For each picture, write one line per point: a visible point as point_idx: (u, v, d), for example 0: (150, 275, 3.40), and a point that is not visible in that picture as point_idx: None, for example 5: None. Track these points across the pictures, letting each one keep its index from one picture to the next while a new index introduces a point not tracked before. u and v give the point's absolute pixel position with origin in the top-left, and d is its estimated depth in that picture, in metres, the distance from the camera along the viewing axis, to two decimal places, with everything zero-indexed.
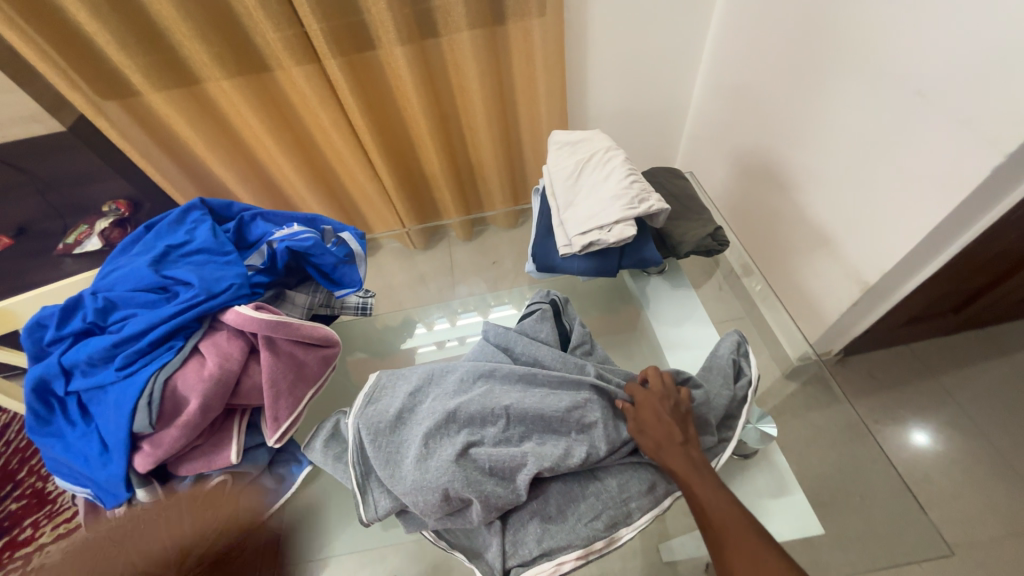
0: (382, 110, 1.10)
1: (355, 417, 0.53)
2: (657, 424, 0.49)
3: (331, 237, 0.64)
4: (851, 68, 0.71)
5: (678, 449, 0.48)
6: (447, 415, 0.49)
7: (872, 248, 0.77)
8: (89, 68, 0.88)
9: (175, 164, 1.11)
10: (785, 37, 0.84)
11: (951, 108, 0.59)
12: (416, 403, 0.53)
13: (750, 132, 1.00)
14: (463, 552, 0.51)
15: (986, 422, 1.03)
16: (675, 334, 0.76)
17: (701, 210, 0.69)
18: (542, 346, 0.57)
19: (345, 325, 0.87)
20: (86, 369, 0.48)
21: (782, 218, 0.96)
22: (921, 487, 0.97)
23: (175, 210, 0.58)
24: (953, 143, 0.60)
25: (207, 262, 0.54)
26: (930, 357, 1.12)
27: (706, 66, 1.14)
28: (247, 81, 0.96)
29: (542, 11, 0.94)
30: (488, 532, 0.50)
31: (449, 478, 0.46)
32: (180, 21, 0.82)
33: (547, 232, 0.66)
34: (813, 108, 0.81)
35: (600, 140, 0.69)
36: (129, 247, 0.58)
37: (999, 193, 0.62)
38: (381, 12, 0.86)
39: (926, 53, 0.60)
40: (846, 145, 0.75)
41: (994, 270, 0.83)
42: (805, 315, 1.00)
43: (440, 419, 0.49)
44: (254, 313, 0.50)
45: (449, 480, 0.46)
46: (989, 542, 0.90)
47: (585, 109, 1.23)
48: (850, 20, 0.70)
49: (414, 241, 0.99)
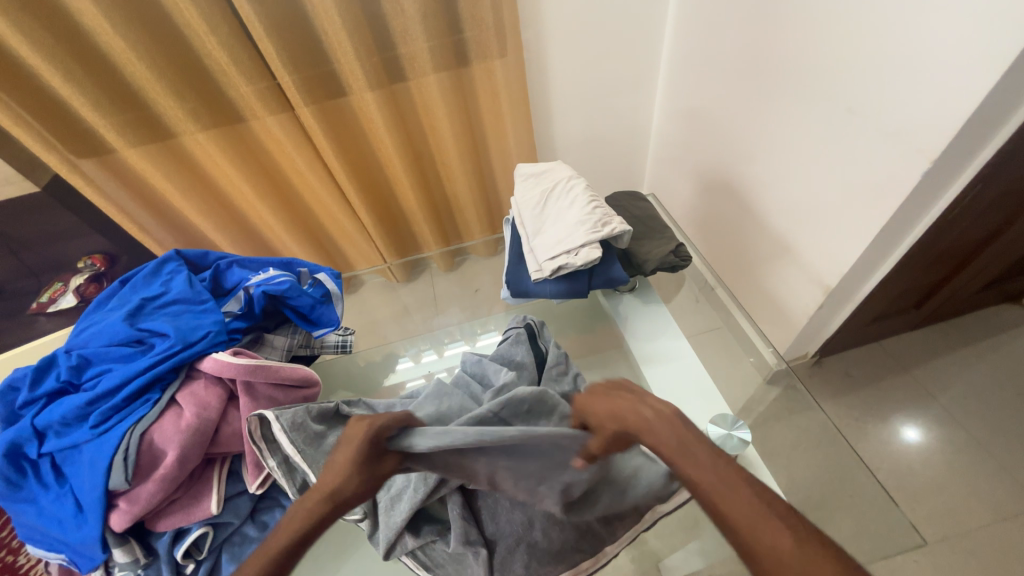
0: (357, 152, 1.14)
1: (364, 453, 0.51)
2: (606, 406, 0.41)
3: (308, 278, 0.66)
4: (788, 89, 0.77)
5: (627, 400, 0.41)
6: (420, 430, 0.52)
7: (828, 254, 0.81)
8: (63, 130, 0.90)
9: (152, 215, 1.11)
10: (729, 64, 0.91)
11: (881, 122, 0.64)
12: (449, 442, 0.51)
13: (707, 152, 1.06)
14: None
15: (963, 412, 1.06)
16: (650, 348, 0.80)
17: (663, 228, 0.73)
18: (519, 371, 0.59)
19: (328, 364, 0.87)
20: (60, 430, 0.48)
21: (745, 230, 1.01)
22: (908, 482, 0.99)
23: (151, 263, 0.59)
24: (886, 153, 0.65)
25: (184, 312, 0.54)
26: (902, 352, 1.16)
27: (661, 94, 1.21)
28: (223, 133, 0.99)
29: (503, 53, 1.00)
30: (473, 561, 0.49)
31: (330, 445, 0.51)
32: (155, 80, 0.85)
33: (518, 259, 0.68)
34: (760, 128, 0.87)
35: (561, 170, 0.73)
36: (104, 303, 0.58)
37: (933, 194, 0.67)
38: (350, 61, 0.91)
39: (853, 74, 0.65)
40: (794, 160, 0.81)
41: (944, 265, 0.88)
42: (777, 321, 1.03)
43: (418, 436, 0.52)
44: (232, 358, 0.51)
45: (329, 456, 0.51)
46: (980, 531, 0.91)
47: (553, 139, 1.29)
48: (783, 48, 0.76)
49: (395, 275, 1.00)
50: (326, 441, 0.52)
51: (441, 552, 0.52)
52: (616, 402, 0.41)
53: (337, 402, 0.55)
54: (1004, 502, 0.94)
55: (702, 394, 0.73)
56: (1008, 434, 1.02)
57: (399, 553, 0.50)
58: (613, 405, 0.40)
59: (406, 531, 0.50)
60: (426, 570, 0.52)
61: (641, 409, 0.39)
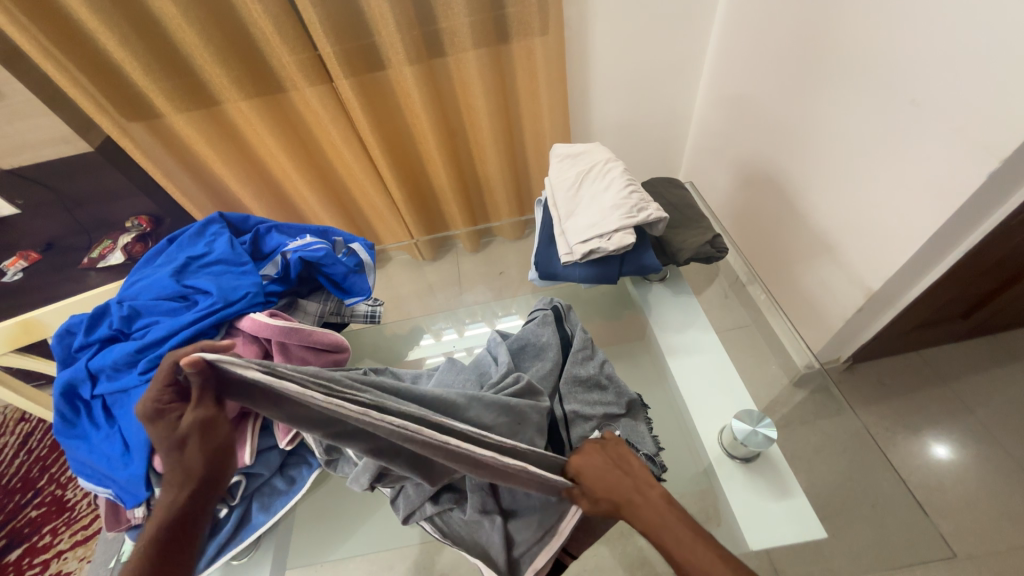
0: (392, 126, 1.14)
1: None
2: (588, 486, 0.44)
3: (342, 247, 0.67)
4: (845, 77, 0.73)
5: (611, 481, 0.45)
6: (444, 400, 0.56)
7: (873, 255, 0.77)
8: (116, 93, 0.94)
9: (194, 180, 1.15)
10: (783, 47, 0.86)
11: (944, 117, 0.60)
12: None
13: (751, 141, 1.02)
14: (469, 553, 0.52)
15: (1002, 430, 1.01)
16: (676, 339, 0.77)
17: (700, 218, 0.71)
18: (540, 355, 0.61)
19: (354, 333, 0.89)
20: (111, 374, 0.51)
21: (785, 225, 0.97)
22: (935, 497, 0.95)
23: (196, 224, 0.61)
24: (948, 150, 0.61)
25: (225, 272, 0.56)
26: (941, 364, 1.10)
27: (705, 79, 1.16)
28: (264, 102, 1.01)
29: (544, 30, 0.97)
30: (491, 528, 0.51)
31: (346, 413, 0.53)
32: (201, 46, 0.87)
33: (549, 241, 0.68)
34: (810, 119, 0.82)
35: (598, 153, 0.71)
36: (152, 259, 0.61)
37: (997, 196, 0.63)
38: (390, 34, 0.90)
39: (917, 62, 0.61)
40: (844, 152, 0.76)
41: (1000, 274, 0.83)
42: (810, 321, 0.99)
43: None
44: (269, 319, 0.53)
45: None
46: (1009, 553, 0.88)
47: (588, 121, 1.26)
48: (843, 33, 0.72)
49: (422, 253, 1.02)
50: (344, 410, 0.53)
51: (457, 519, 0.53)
52: (609, 491, 0.44)
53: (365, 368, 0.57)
54: None
55: (726, 385, 0.70)
56: None
57: (419, 519, 0.52)
58: (613, 489, 0.44)
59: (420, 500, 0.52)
60: (445, 539, 0.53)
61: (633, 492, 0.44)
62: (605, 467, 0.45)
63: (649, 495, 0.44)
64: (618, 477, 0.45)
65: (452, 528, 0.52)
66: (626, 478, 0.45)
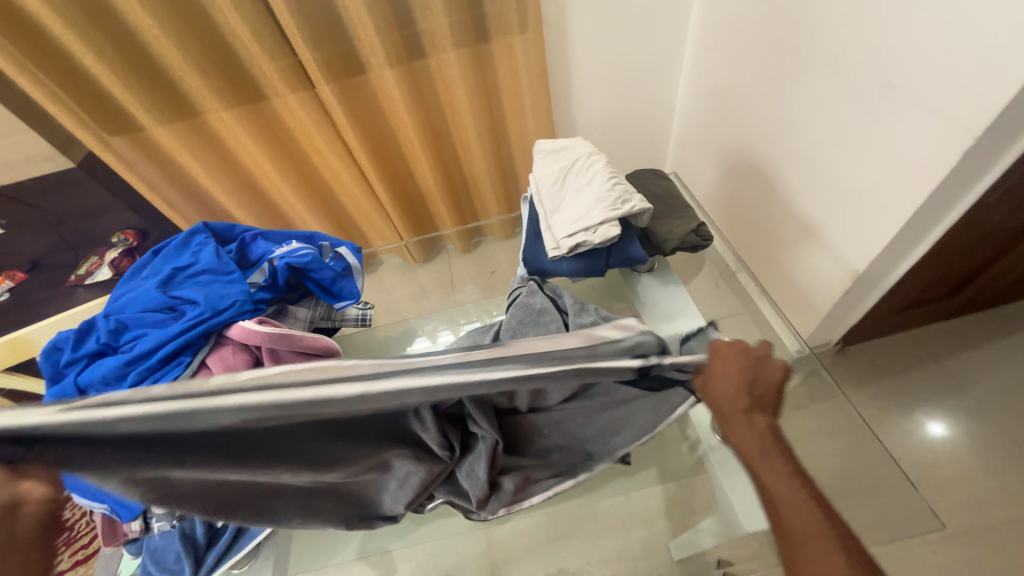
0: (377, 129, 1.14)
1: None
2: (717, 385, 0.47)
3: (329, 252, 0.67)
4: (821, 62, 0.74)
5: (740, 402, 0.46)
6: None
7: (857, 237, 0.78)
8: (97, 108, 0.93)
9: (180, 193, 1.14)
10: (760, 36, 0.87)
11: (919, 98, 0.61)
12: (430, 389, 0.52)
13: (734, 131, 1.02)
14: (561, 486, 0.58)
15: (993, 405, 1.03)
16: (666, 328, 0.78)
17: (684, 207, 0.72)
18: (534, 325, 0.62)
19: (347, 338, 0.89)
20: (100, 388, 0.50)
21: (771, 212, 0.98)
22: (930, 473, 0.97)
23: (181, 234, 0.61)
24: (924, 130, 0.62)
25: (212, 281, 0.56)
26: (931, 342, 1.12)
27: (687, 71, 1.17)
28: (246, 110, 1.00)
29: (524, 28, 0.98)
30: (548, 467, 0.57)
31: None
32: (180, 57, 0.86)
33: (536, 237, 0.68)
34: (790, 105, 0.83)
35: (580, 147, 0.72)
36: (138, 272, 0.61)
37: (974, 174, 0.64)
38: (370, 37, 0.90)
39: (890, 45, 0.62)
40: (824, 136, 0.77)
41: (982, 251, 0.85)
42: (800, 306, 1.00)
43: None
44: (258, 326, 0.53)
45: None
46: (1004, 525, 0.89)
47: (573, 117, 1.27)
48: (817, 19, 0.73)
49: (413, 255, 1.03)
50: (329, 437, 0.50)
51: (550, 485, 0.57)
52: (734, 405, 0.46)
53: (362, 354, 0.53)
54: None
55: None
56: None
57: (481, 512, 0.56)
58: (734, 404, 0.46)
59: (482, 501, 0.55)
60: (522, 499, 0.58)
61: (751, 423, 0.46)
62: (739, 388, 0.46)
63: (761, 427, 0.46)
64: (747, 402, 0.46)
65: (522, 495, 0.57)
66: (749, 406, 0.46)
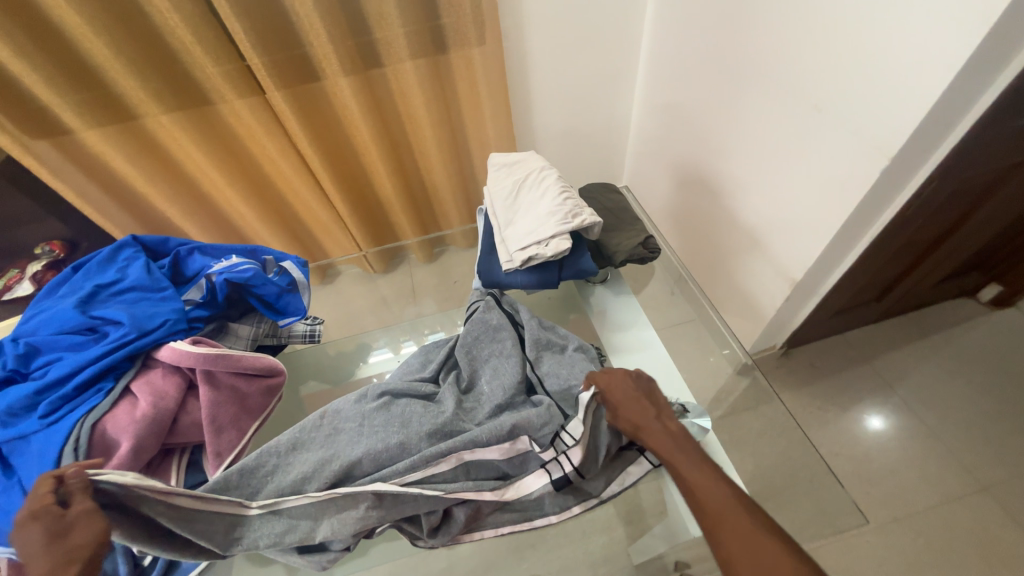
0: (332, 137, 1.11)
1: (315, 453, 0.51)
2: (615, 397, 0.51)
3: (273, 266, 0.64)
4: (756, 85, 0.79)
5: (643, 405, 0.50)
6: (388, 403, 0.55)
7: (795, 248, 0.83)
8: (15, 110, 0.86)
9: (115, 200, 1.07)
10: (704, 56, 0.91)
11: (842, 120, 0.66)
12: (379, 433, 0.52)
13: (683, 145, 1.07)
14: (518, 518, 0.55)
15: (918, 401, 1.11)
16: (619, 339, 0.80)
17: (634, 220, 0.74)
18: (488, 344, 0.62)
19: (296, 355, 0.85)
20: (6, 420, 0.46)
21: (718, 224, 1.02)
22: (865, 467, 1.03)
23: (106, 249, 0.57)
24: (848, 149, 0.67)
25: (141, 300, 0.53)
26: (864, 344, 1.20)
27: (639, 88, 1.22)
28: (189, 115, 0.95)
29: (481, 41, 0.98)
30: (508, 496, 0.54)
31: (273, 471, 0.50)
32: (113, 57, 0.81)
33: (490, 250, 0.68)
34: (732, 123, 0.88)
35: (534, 161, 0.73)
36: (55, 289, 0.56)
37: (893, 189, 0.70)
38: (323, 45, 0.88)
39: (817, 69, 0.67)
40: (762, 153, 0.82)
41: (904, 259, 0.92)
42: (746, 313, 1.05)
43: (384, 404, 0.55)
44: (190, 347, 0.50)
45: (290, 471, 0.50)
46: (929, 513, 0.96)
47: (532, 129, 1.28)
48: (754, 43, 0.77)
49: (373, 265, 1.01)
50: (292, 473, 0.49)
51: (507, 523, 0.55)
52: (639, 401, 0.50)
53: (315, 414, 0.56)
54: (952, 486, 0.99)
55: (667, 381, 0.73)
56: (958, 421, 1.08)
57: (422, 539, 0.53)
58: (636, 407, 0.50)
59: (433, 528, 0.52)
60: (476, 527, 0.55)
61: (659, 422, 0.49)
62: (632, 392, 0.51)
63: (671, 427, 0.49)
64: (641, 402, 0.50)
65: (476, 523, 0.54)
66: (651, 408, 0.50)
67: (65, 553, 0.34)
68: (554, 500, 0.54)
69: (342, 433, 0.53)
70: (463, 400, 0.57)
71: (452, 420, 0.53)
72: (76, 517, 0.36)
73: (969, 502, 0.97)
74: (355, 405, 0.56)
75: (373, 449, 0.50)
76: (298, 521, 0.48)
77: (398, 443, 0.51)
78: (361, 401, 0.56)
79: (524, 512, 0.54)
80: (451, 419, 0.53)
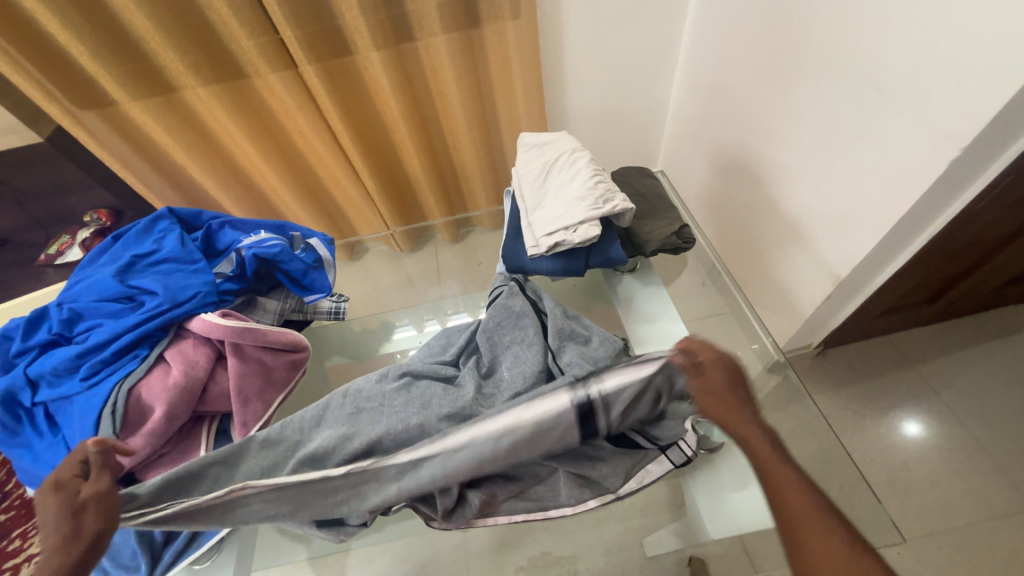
0: (363, 113, 1.10)
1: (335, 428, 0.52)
2: (714, 373, 0.50)
3: (300, 243, 0.65)
4: (811, 65, 0.73)
5: (736, 393, 0.50)
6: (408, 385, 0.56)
7: (842, 243, 0.78)
8: (64, 81, 0.89)
9: (156, 172, 1.11)
10: (756, 31, 0.84)
11: (908, 105, 0.60)
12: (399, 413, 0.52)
13: (726, 128, 1.01)
14: (534, 506, 0.56)
15: (965, 411, 1.04)
16: (646, 331, 0.77)
17: (668, 208, 0.71)
18: (509, 330, 0.61)
19: (322, 330, 0.87)
20: (52, 380, 0.49)
21: (758, 214, 0.97)
22: (899, 476, 0.98)
23: (143, 220, 0.59)
24: (911, 137, 0.61)
25: (175, 271, 0.54)
26: (909, 347, 1.13)
27: (682, 65, 1.15)
28: (225, 89, 0.96)
29: (516, 14, 0.95)
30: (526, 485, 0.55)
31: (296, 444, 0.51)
32: (153, 29, 0.82)
33: (516, 233, 0.67)
34: (781, 106, 0.82)
35: (565, 142, 0.70)
36: (97, 258, 0.58)
37: (962, 182, 0.63)
38: (355, 18, 0.87)
39: (884, 47, 0.61)
40: (813, 139, 0.76)
41: (964, 259, 0.85)
42: (782, 308, 1.00)
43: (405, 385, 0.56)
44: (220, 319, 0.52)
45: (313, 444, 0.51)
46: (966, 528, 0.91)
47: (565, 109, 1.24)
48: (813, 17, 0.71)
49: (400, 244, 1.01)
50: (314, 446, 0.50)
51: (521, 511, 0.56)
52: (739, 390, 0.50)
53: (338, 391, 0.57)
54: (995, 501, 0.93)
55: None
56: (1008, 434, 1.01)
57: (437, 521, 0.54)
58: (731, 394, 0.50)
59: (447, 512, 0.53)
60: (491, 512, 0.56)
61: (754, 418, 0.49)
62: (728, 378, 0.50)
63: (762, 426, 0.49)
64: (736, 389, 0.50)
65: (492, 509, 0.56)
66: (744, 397, 0.50)
67: (72, 536, 0.39)
68: (570, 494, 0.56)
69: (364, 411, 0.53)
70: (484, 385, 0.57)
71: (471, 404, 0.53)
72: (86, 499, 0.41)
73: (1013, 520, 0.91)
74: (377, 384, 0.56)
75: (393, 428, 0.51)
76: (320, 492, 0.49)
77: (418, 424, 0.51)
78: (382, 381, 0.57)
79: (539, 502, 0.56)
80: (470, 403, 0.53)
